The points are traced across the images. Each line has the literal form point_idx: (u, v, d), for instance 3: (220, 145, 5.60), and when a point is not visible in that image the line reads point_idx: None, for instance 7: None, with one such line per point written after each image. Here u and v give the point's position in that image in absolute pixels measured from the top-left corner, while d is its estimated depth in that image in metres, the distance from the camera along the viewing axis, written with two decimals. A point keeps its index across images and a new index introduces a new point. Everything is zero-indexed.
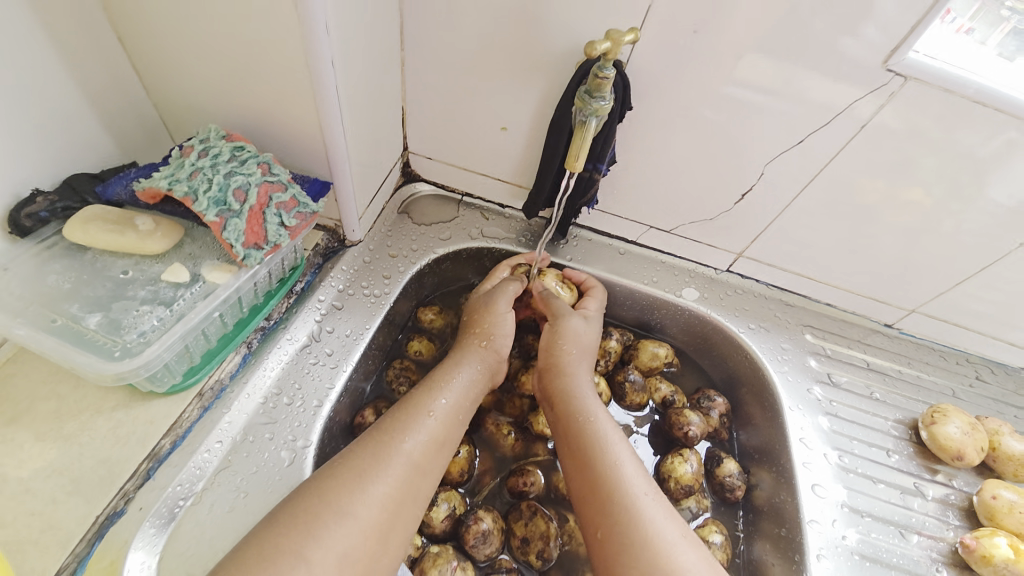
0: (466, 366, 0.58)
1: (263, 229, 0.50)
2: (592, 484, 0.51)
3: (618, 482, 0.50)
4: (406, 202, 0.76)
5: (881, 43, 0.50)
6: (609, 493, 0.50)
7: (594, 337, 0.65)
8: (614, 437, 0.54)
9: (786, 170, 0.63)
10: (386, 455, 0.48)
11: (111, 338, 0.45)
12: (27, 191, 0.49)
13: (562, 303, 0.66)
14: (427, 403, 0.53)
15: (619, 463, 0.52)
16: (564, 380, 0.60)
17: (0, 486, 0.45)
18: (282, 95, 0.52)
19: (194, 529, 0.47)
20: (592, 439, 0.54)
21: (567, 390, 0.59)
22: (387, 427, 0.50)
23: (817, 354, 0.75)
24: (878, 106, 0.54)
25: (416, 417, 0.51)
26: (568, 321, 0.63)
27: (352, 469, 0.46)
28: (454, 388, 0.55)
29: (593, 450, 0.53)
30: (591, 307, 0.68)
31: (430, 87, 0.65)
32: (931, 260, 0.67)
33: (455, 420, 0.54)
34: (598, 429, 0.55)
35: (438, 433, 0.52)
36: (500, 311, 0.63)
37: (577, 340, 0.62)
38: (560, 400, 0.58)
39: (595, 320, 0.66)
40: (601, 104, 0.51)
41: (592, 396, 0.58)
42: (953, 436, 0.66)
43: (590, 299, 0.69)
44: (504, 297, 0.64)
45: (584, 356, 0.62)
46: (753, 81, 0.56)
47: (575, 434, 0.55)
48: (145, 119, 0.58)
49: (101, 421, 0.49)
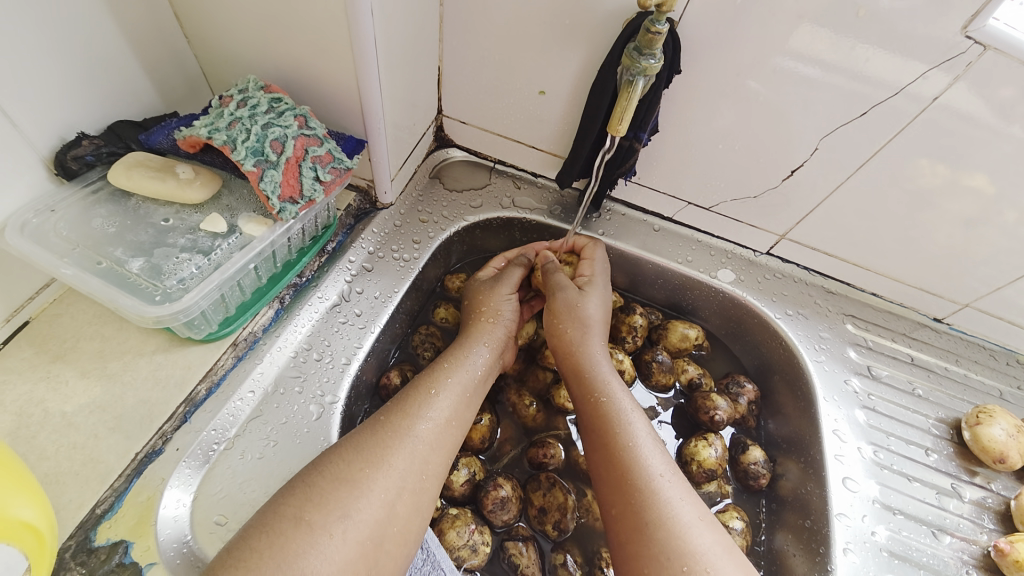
0: (475, 347, 0.57)
1: (298, 182, 0.50)
2: (608, 462, 0.51)
3: (633, 462, 0.50)
4: (439, 167, 0.75)
5: (962, 7, 0.45)
6: (625, 472, 0.49)
7: (598, 306, 0.62)
8: (630, 417, 0.53)
9: (843, 147, 0.58)
10: (406, 429, 0.47)
11: (153, 283, 0.46)
12: (73, 134, 0.49)
13: (559, 275, 0.62)
14: (438, 379, 0.52)
15: (635, 444, 0.51)
16: (578, 355, 0.58)
17: (46, 418, 0.47)
18: (321, 47, 0.51)
19: (227, 473, 0.48)
20: (608, 418, 0.53)
21: (581, 366, 0.58)
22: (404, 401, 0.50)
23: (858, 345, 0.71)
24: (953, 78, 0.49)
25: (425, 393, 0.51)
26: (564, 293, 0.61)
27: (370, 430, 0.47)
28: (465, 368, 0.54)
29: (609, 429, 0.52)
30: (589, 270, 0.65)
31: (467, 46, 0.63)
32: (993, 253, 0.62)
33: (464, 400, 0.53)
34: (613, 408, 0.54)
35: (448, 412, 0.50)
36: (501, 291, 0.62)
37: (578, 312, 0.60)
38: (578, 376, 0.57)
39: (594, 288, 0.63)
40: (650, 63, 0.48)
41: (609, 373, 0.57)
42: (998, 438, 0.62)
43: (587, 263, 0.66)
44: (506, 280, 0.63)
45: (595, 329, 0.60)
46: (817, 45, 0.51)
47: (591, 413, 0.54)
48: (186, 69, 0.58)
49: (141, 363, 0.51)
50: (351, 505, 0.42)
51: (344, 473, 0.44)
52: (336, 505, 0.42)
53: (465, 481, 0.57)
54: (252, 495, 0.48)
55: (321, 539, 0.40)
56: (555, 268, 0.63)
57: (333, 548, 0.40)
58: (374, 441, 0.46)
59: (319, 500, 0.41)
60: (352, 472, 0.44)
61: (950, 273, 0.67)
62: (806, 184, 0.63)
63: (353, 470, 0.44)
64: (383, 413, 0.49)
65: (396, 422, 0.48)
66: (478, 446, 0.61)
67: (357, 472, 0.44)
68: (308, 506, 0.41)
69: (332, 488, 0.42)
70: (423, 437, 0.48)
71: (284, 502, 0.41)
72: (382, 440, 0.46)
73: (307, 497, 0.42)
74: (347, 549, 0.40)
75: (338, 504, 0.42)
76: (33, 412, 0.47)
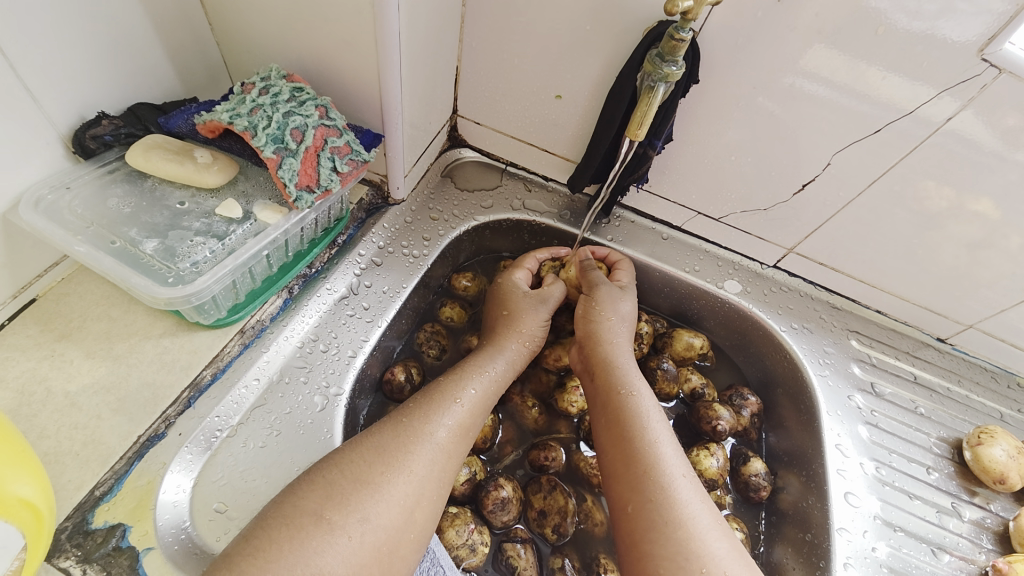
0: (500, 358, 0.57)
1: (316, 172, 0.51)
2: (628, 458, 0.50)
3: (656, 459, 0.50)
4: (451, 166, 0.75)
5: (979, 29, 0.46)
6: (646, 468, 0.49)
7: (632, 309, 0.63)
8: (653, 416, 0.53)
9: (854, 164, 0.58)
10: (426, 435, 0.47)
11: (166, 265, 0.46)
12: (93, 113, 0.50)
13: (599, 273, 0.64)
14: (462, 389, 0.52)
15: (657, 442, 0.51)
16: (605, 350, 0.59)
17: (48, 397, 0.47)
18: (343, 39, 0.51)
19: (228, 460, 0.48)
20: (631, 414, 0.53)
21: (608, 361, 0.58)
22: (425, 406, 0.49)
23: (862, 361, 0.71)
24: (966, 99, 0.50)
25: (448, 402, 0.50)
26: (606, 288, 0.62)
27: (391, 431, 0.46)
28: (488, 377, 0.54)
29: (632, 424, 0.52)
30: (624, 278, 0.66)
31: (486, 48, 0.63)
32: (998, 276, 0.62)
33: (483, 411, 0.52)
34: (639, 404, 0.54)
35: (465, 421, 0.50)
36: (535, 307, 0.62)
37: (616, 308, 0.61)
38: (603, 370, 0.57)
39: (631, 292, 0.64)
40: (671, 69, 0.49)
41: (634, 372, 0.57)
42: (998, 459, 0.63)
43: (622, 272, 0.67)
44: (546, 301, 0.62)
45: (625, 329, 0.61)
46: (832, 64, 0.52)
47: (613, 408, 0.54)
48: (205, 55, 0.58)
49: (147, 346, 0.51)
50: (370, 507, 0.41)
51: (364, 474, 0.43)
52: (356, 507, 0.41)
53: (466, 480, 0.57)
54: (253, 484, 0.47)
55: (339, 539, 0.39)
56: (594, 268, 0.64)
57: (349, 550, 0.39)
58: (396, 445, 0.45)
59: (339, 500, 0.41)
60: (373, 475, 0.43)
61: (956, 294, 0.67)
62: (816, 199, 0.63)
63: (375, 472, 0.43)
64: (404, 414, 0.48)
65: (417, 426, 0.47)
66: (480, 446, 0.61)
67: (378, 475, 0.43)
68: (329, 504, 0.41)
69: (353, 489, 0.42)
70: (441, 442, 0.47)
71: (302, 496, 0.41)
72: (403, 444, 0.46)
73: (328, 495, 0.41)
74: (364, 552, 0.40)
75: (358, 506, 0.41)
76: (35, 390, 0.47)
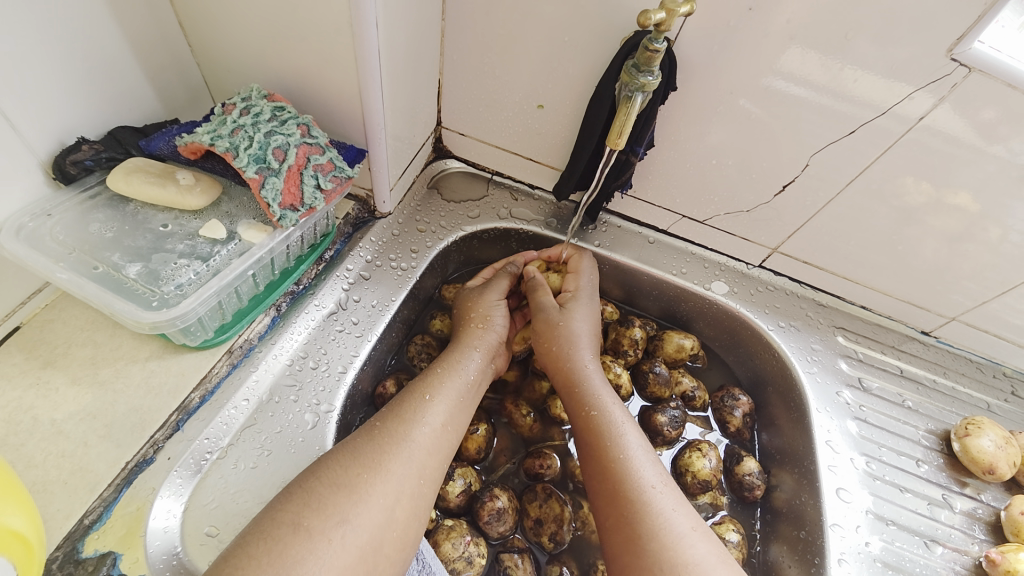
0: (467, 352, 0.57)
1: (299, 190, 0.51)
2: (601, 475, 0.51)
3: (627, 473, 0.50)
4: (437, 178, 0.76)
5: (945, 30, 0.47)
6: (617, 484, 0.49)
7: (585, 324, 0.62)
8: (621, 429, 0.53)
9: (833, 165, 0.60)
10: (404, 435, 0.47)
11: (150, 288, 0.46)
12: (73, 139, 0.49)
13: (545, 294, 0.63)
14: (433, 384, 0.53)
15: (625, 456, 0.51)
16: (564, 373, 0.59)
17: (34, 426, 0.46)
18: (324, 56, 0.51)
19: (219, 483, 0.48)
20: (599, 431, 0.53)
21: (570, 382, 0.58)
22: (399, 408, 0.50)
23: (849, 357, 0.72)
24: (938, 98, 0.51)
25: (421, 398, 0.51)
26: (546, 314, 0.61)
27: (367, 435, 0.47)
28: (459, 372, 0.55)
29: (599, 442, 0.53)
30: (574, 284, 0.65)
31: (468, 60, 0.64)
32: (977, 268, 0.64)
33: (461, 407, 0.53)
34: (603, 422, 0.54)
35: (443, 418, 0.51)
36: (490, 298, 0.63)
37: (557, 334, 0.60)
38: (568, 392, 0.58)
39: (578, 306, 0.63)
40: (648, 79, 0.50)
41: (600, 386, 0.57)
42: (986, 449, 0.64)
43: (572, 277, 0.66)
44: (495, 287, 0.64)
45: (581, 345, 0.60)
46: (806, 67, 0.53)
47: (583, 426, 0.55)
48: (186, 76, 0.58)
49: (134, 370, 0.50)
50: (350, 511, 0.42)
51: (341, 479, 0.43)
52: (335, 510, 0.41)
53: (461, 491, 0.57)
54: (244, 506, 0.47)
55: (320, 546, 0.39)
56: (539, 287, 0.64)
57: (332, 555, 0.39)
58: (372, 447, 0.46)
59: (318, 506, 0.41)
60: (350, 478, 0.43)
61: (938, 288, 0.68)
62: (796, 199, 0.64)
63: (352, 475, 0.44)
64: (380, 419, 0.49)
65: (393, 429, 0.48)
66: (474, 456, 0.61)
67: (356, 477, 0.43)
68: (307, 511, 0.41)
69: (332, 494, 0.42)
70: (421, 442, 0.48)
71: (281, 508, 0.41)
72: (380, 446, 0.46)
73: (306, 502, 0.41)
74: (347, 554, 0.40)
75: (336, 508, 0.41)
76: (21, 420, 0.46)
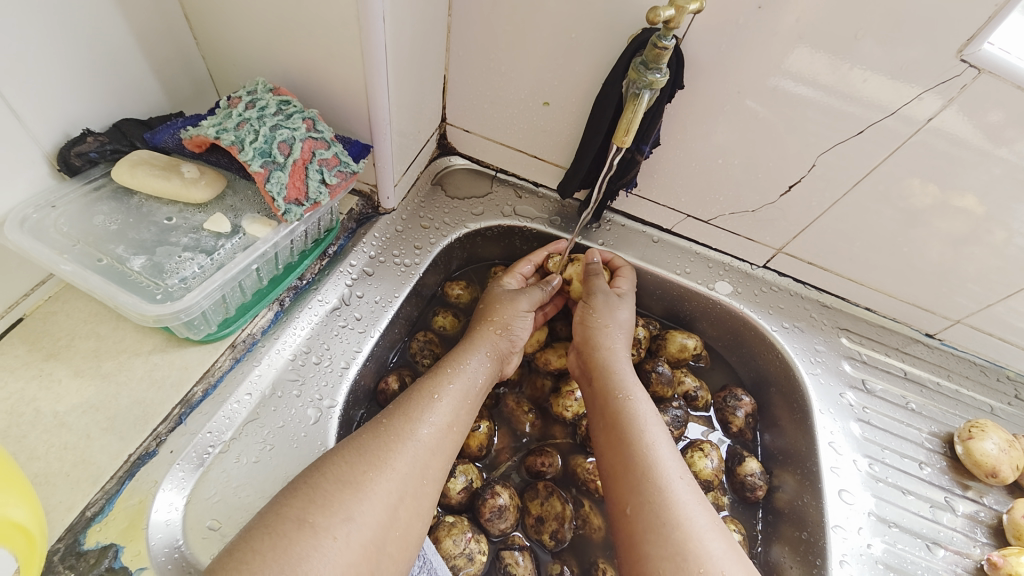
0: (475, 353, 0.57)
1: (304, 184, 0.51)
2: (626, 461, 0.51)
3: (654, 461, 0.50)
4: (441, 174, 0.75)
5: (955, 30, 0.47)
6: (644, 470, 0.49)
7: (630, 316, 0.63)
8: (650, 419, 0.54)
9: (839, 165, 0.59)
10: (407, 432, 0.47)
11: (154, 281, 0.46)
12: (77, 131, 0.49)
13: (601, 280, 0.64)
14: (439, 384, 0.52)
15: (654, 444, 0.51)
16: (601, 355, 0.59)
17: (36, 417, 0.46)
18: (330, 51, 0.51)
19: (221, 477, 0.47)
20: (628, 417, 0.53)
21: (604, 366, 0.58)
22: (404, 406, 0.49)
23: (852, 359, 0.72)
24: (947, 99, 0.51)
25: (427, 398, 0.51)
26: (602, 295, 0.62)
27: (371, 432, 0.47)
28: (466, 374, 0.54)
29: (629, 427, 0.52)
30: (624, 285, 0.66)
31: (474, 57, 0.64)
32: (983, 271, 0.63)
33: (465, 406, 0.53)
34: (636, 408, 0.54)
35: (448, 416, 0.50)
36: (518, 304, 0.62)
37: (613, 315, 0.62)
38: (600, 375, 0.58)
39: (629, 300, 0.64)
40: (656, 77, 0.49)
41: (632, 375, 0.58)
42: (990, 453, 0.63)
43: (622, 278, 0.67)
44: (528, 296, 0.63)
45: (621, 335, 0.61)
46: (814, 66, 0.53)
47: (610, 411, 0.55)
48: (191, 68, 0.58)
49: (137, 363, 0.50)
50: (354, 507, 0.41)
51: (345, 474, 0.43)
52: (340, 507, 0.41)
53: (462, 488, 0.57)
54: (246, 500, 0.47)
55: (324, 542, 0.39)
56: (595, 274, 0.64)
57: (335, 550, 0.39)
58: (376, 444, 0.46)
59: (322, 503, 0.41)
60: (354, 474, 0.43)
61: (943, 290, 0.68)
62: (802, 199, 0.64)
63: (356, 471, 0.43)
64: (384, 416, 0.49)
65: (397, 426, 0.47)
66: (476, 453, 0.61)
67: (360, 473, 0.43)
68: (312, 508, 0.40)
69: (336, 490, 0.42)
70: (425, 440, 0.48)
71: (286, 503, 0.41)
72: (384, 443, 0.46)
73: (310, 499, 0.41)
74: (351, 552, 0.40)
75: (342, 506, 0.41)
76: (24, 411, 0.46)
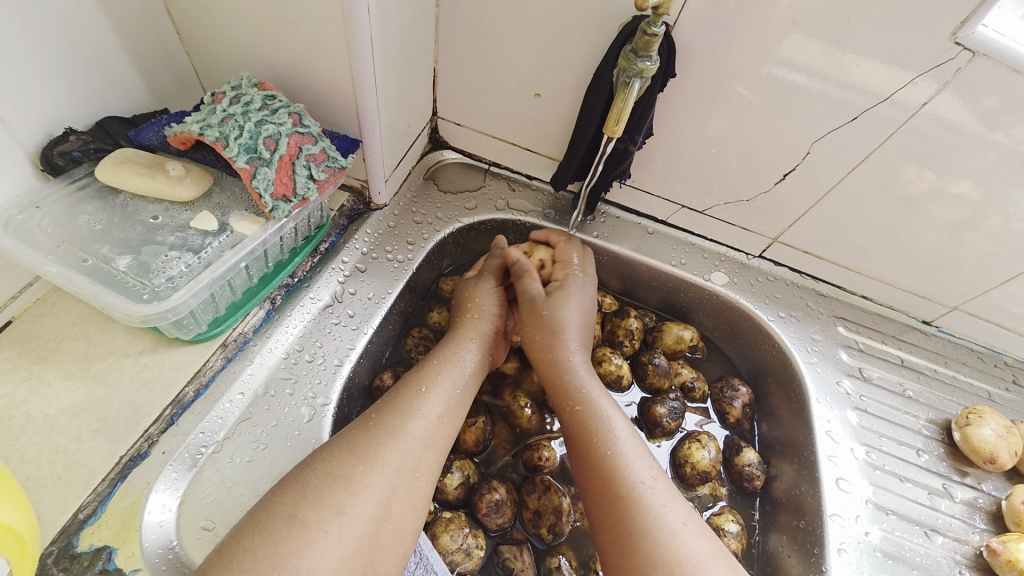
0: (463, 342, 0.57)
1: (292, 180, 0.50)
2: (588, 475, 0.51)
3: (614, 470, 0.50)
4: (433, 169, 0.75)
5: (949, 13, 0.46)
6: (606, 480, 0.49)
7: (573, 312, 0.61)
8: (608, 425, 0.53)
9: (833, 153, 0.59)
10: (400, 428, 0.47)
11: (140, 281, 0.45)
12: (60, 130, 0.49)
13: (530, 282, 0.63)
14: (430, 376, 0.52)
15: (612, 453, 0.51)
16: (552, 367, 0.59)
17: (26, 421, 0.46)
18: (315, 44, 0.50)
19: (214, 477, 0.47)
20: (585, 428, 0.53)
21: (556, 377, 0.58)
22: (395, 400, 0.49)
23: (849, 347, 0.72)
24: (942, 83, 0.50)
25: (417, 390, 0.50)
26: (532, 303, 0.62)
27: (362, 428, 0.47)
28: (455, 363, 0.54)
29: (587, 438, 0.52)
30: (563, 275, 0.64)
31: (463, 49, 0.63)
32: (980, 257, 0.63)
33: (458, 400, 0.52)
34: (589, 418, 0.53)
35: (440, 410, 0.50)
36: (484, 286, 0.63)
37: (546, 322, 0.60)
38: (555, 388, 0.58)
39: (566, 293, 0.62)
40: (646, 64, 0.49)
41: (587, 380, 0.57)
42: (987, 439, 0.63)
43: (562, 266, 0.65)
44: (491, 276, 0.64)
45: (571, 334, 0.60)
46: (807, 53, 0.52)
47: (570, 424, 0.54)
48: (175, 65, 0.57)
49: (127, 364, 0.50)
50: (346, 503, 0.41)
51: (337, 471, 0.43)
52: (330, 502, 0.41)
53: (459, 483, 0.56)
54: (240, 500, 0.47)
55: (317, 539, 0.39)
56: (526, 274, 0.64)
57: (328, 548, 0.39)
58: (368, 440, 0.45)
59: (313, 498, 0.41)
60: (345, 469, 0.43)
61: (940, 277, 0.67)
62: (797, 188, 0.64)
63: (346, 466, 0.43)
64: (376, 411, 0.48)
65: (389, 421, 0.47)
66: (472, 449, 0.60)
67: (351, 469, 0.43)
68: (302, 503, 0.40)
69: (329, 487, 0.42)
70: (417, 434, 0.47)
71: (276, 500, 0.40)
72: (376, 438, 0.46)
73: (301, 494, 0.41)
74: (343, 545, 0.40)
75: (331, 500, 0.41)
76: (13, 415, 0.46)
